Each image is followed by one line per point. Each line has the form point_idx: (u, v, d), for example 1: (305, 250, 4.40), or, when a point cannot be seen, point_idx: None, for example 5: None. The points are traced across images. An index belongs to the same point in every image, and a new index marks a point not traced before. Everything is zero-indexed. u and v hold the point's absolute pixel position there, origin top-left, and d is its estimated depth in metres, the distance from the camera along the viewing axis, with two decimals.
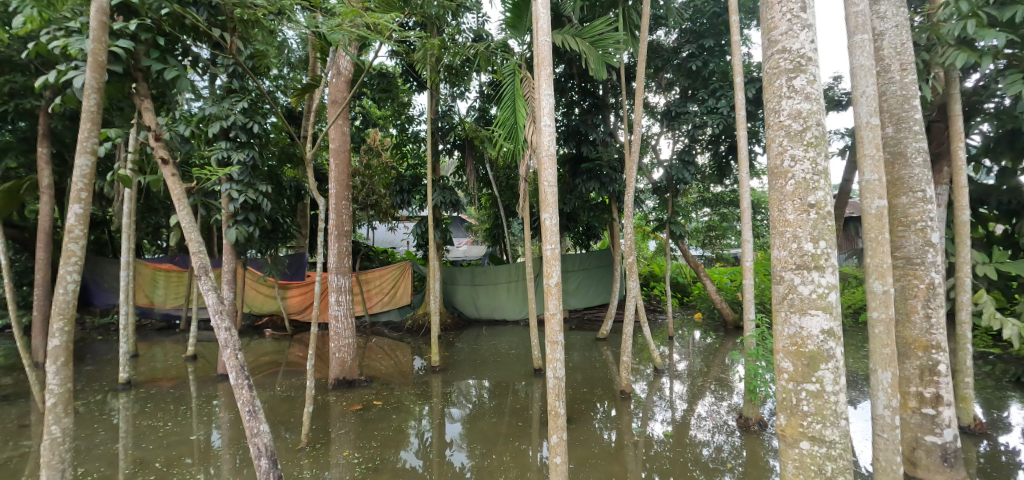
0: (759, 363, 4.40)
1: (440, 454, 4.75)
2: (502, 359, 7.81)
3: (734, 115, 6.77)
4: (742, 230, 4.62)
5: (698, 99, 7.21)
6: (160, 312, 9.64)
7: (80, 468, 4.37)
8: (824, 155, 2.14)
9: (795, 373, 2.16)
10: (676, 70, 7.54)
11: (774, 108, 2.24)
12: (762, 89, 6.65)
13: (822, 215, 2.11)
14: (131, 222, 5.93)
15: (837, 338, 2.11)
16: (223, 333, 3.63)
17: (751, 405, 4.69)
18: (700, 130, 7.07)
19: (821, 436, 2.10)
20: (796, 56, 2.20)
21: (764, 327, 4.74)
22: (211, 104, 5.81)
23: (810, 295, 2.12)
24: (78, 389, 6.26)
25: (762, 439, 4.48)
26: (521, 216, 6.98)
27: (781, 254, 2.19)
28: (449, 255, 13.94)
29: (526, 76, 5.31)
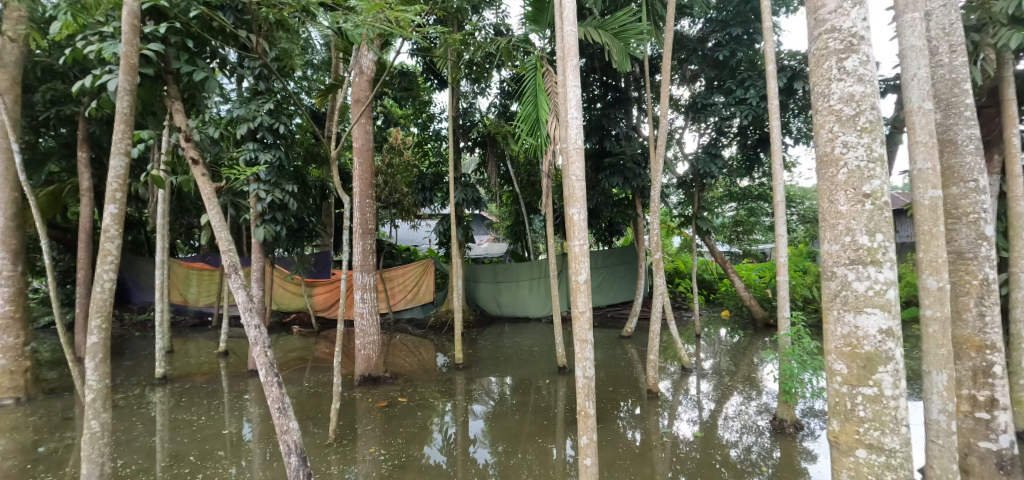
0: (795, 364, 4.29)
1: (464, 451, 4.79)
2: (525, 357, 7.78)
3: (763, 106, 6.55)
4: (775, 224, 4.48)
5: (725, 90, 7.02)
6: (193, 310, 9.88)
7: (120, 460, 4.53)
8: (879, 141, 2.04)
9: (849, 376, 2.06)
10: (702, 60, 7.41)
11: (822, 92, 2.14)
12: (794, 78, 6.50)
13: (879, 206, 2.01)
14: (165, 222, 6.08)
15: (897, 338, 2.01)
16: (254, 330, 3.70)
17: (787, 406, 4.54)
18: (728, 122, 6.94)
19: (880, 444, 2.00)
20: (848, 35, 2.09)
21: (800, 326, 4.58)
22: (239, 106, 5.94)
23: (867, 292, 2.02)
24: (117, 383, 6.47)
25: (797, 441, 4.35)
26: (544, 213, 6.93)
27: (832, 248, 2.10)
28: (470, 253, 14.08)
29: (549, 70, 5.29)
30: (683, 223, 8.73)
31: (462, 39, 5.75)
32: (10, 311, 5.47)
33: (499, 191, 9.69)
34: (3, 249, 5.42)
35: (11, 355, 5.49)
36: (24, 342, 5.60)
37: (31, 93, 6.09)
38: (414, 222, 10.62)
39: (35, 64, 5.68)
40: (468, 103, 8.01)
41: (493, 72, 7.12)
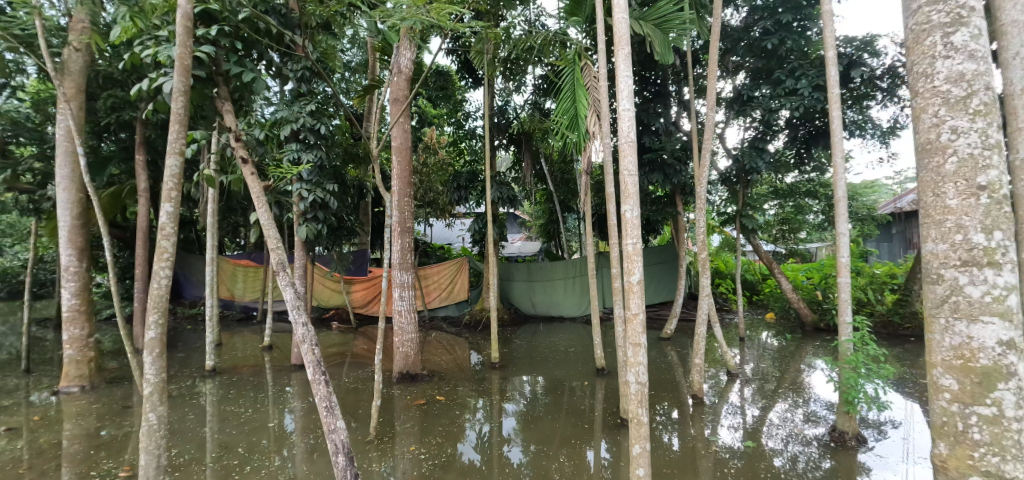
0: (858, 371, 4.08)
1: (499, 450, 4.82)
2: (561, 357, 7.71)
3: (816, 96, 6.33)
4: (837, 221, 4.27)
5: (773, 80, 6.80)
6: (239, 305, 10.25)
7: (174, 449, 4.74)
8: (995, 125, 1.87)
9: (960, 392, 1.87)
10: (747, 51, 7.18)
11: (925, 71, 1.99)
12: (852, 65, 6.33)
13: (997, 200, 1.84)
14: (215, 221, 6.29)
15: (1019, 351, 1.81)
16: (302, 329, 3.83)
17: (848, 417, 4.31)
18: (774, 115, 6.71)
19: (997, 471, 1.80)
20: (955, 7, 1.95)
21: (866, 331, 4.35)
22: (282, 108, 6.14)
23: (983, 298, 1.84)
24: (171, 374, 6.78)
25: (856, 454, 4.14)
26: (585, 209, 7.01)
27: (938, 247, 1.93)
28: (504, 251, 14.07)
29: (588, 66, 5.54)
30: (725, 222, 8.47)
31: (500, 34, 5.89)
32: (76, 304, 5.77)
33: (534, 190, 9.59)
34: (70, 246, 5.73)
35: (77, 346, 5.81)
36: (88, 333, 5.92)
37: (95, 101, 6.39)
38: (449, 220, 10.66)
39: (97, 72, 5.97)
40: (503, 100, 7.96)
41: (528, 68, 7.07)
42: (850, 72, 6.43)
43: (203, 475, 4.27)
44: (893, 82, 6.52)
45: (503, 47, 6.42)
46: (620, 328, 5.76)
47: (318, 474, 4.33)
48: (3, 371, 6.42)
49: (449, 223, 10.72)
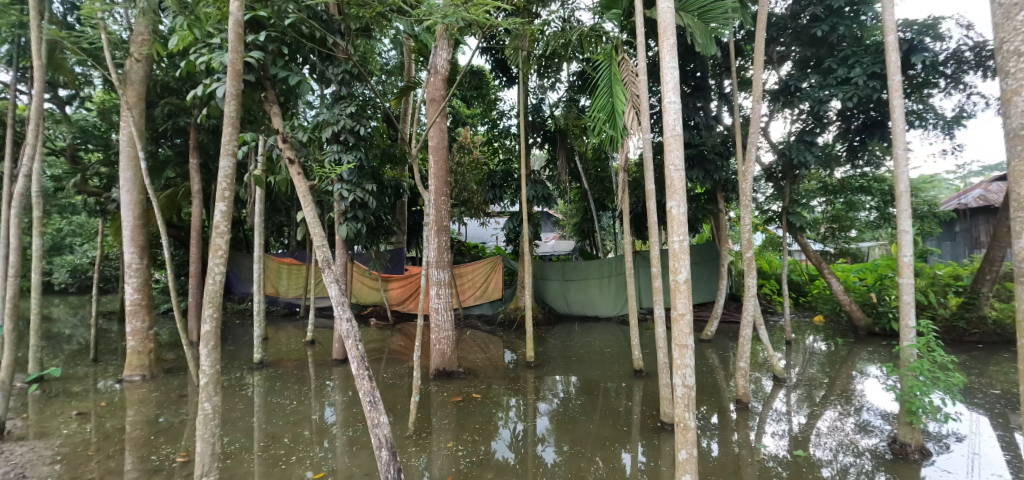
0: (924, 381, 3.86)
1: (533, 449, 4.82)
2: (598, 358, 7.63)
3: (870, 86, 6.15)
4: (900, 218, 4.09)
5: (822, 70, 6.61)
6: (283, 301, 10.60)
7: (226, 438, 4.95)
8: None
9: None
10: (794, 40, 6.91)
11: None
12: (913, 50, 6.02)
13: None
14: (262, 220, 6.49)
15: None
16: (346, 325, 4.13)
17: (909, 429, 4.10)
18: (824, 106, 6.52)
19: None
20: None
21: (931, 337, 4.12)
22: (324, 111, 6.28)
23: None
24: (223, 365, 7.08)
25: (918, 469, 3.92)
26: (622, 207, 6.91)
27: None
28: (538, 250, 14.03)
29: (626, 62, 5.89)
30: (769, 220, 8.15)
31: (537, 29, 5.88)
32: (138, 299, 6.02)
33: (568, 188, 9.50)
34: (132, 244, 5.96)
35: (138, 337, 6.13)
36: (149, 326, 6.21)
37: (153, 108, 6.70)
38: (483, 220, 10.67)
39: (155, 81, 6.28)
40: (537, 99, 7.91)
41: (564, 65, 7.01)
42: (910, 59, 6.15)
43: (252, 464, 4.52)
44: (957, 69, 6.29)
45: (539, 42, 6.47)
46: (661, 329, 5.70)
47: (358, 466, 4.53)
48: (74, 360, 6.83)
49: (482, 222, 10.75)
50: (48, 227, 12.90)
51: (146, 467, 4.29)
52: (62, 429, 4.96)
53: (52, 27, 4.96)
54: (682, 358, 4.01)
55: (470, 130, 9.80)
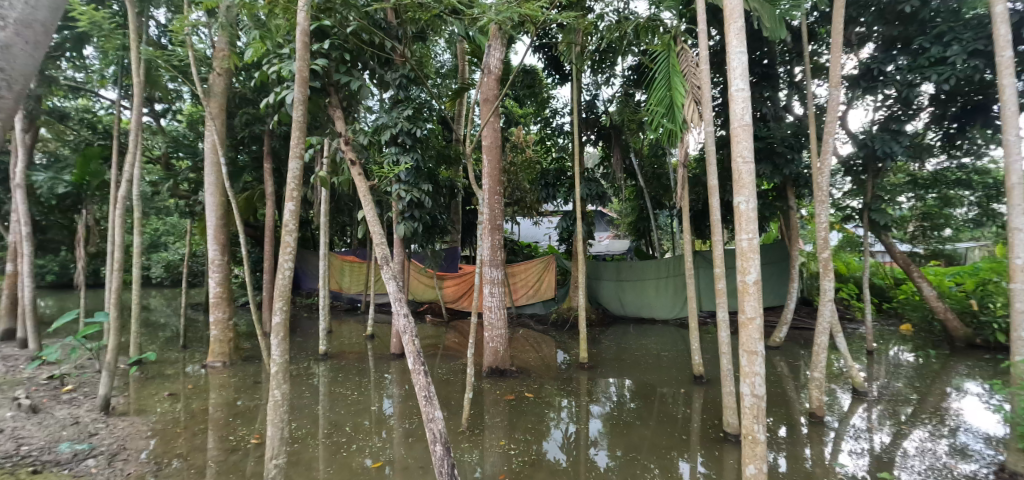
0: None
1: (585, 452, 4.79)
2: (655, 361, 7.44)
3: (972, 65, 5.61)
4: (1011, 207, 3.77)
5: (912, 50, 6.11)
6: (347, 297, 11.09)
7: (294, 424, 5.28)
8: None
9: None
10: (879, 18, 6.43)
11: None
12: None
13: None
14: (327, 219, 6.79)
15: None
16: (403, 320, 4.34)
17: (1018, 456, 3.81)
18: (917, 89, 6.01)
19: None
20: None
21: None
22: (383, 114, 6.53)
23: None
24: (291, 356, 7.52)
25: None
26: (681, 206, 6.69)
27: None
28: (593, 250, 13.83)
29: (683, 52, 5.84)
30: (845, 218, 7.56)
31: (591, 22, 5.80)
32: (220, 292, 6.41)
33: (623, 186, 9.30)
34: (215, 241, 6.38)
35: (220, 327, 6.58)
36: (229, 317, 6.64)
37: (233, 118, 7.22)
38: (536, 219, 10.65)
39: (235, 92, 6.79)
40: (591, 95, 7.79)
41: (619, 59, 6.87)
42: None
43: (317, 450, 4.79)
44: None
45: (593, 36, 6.38)
46: (724, 334, 5.46)
47: (415, 457, 4.69)
48: (167, 346, 7.49)
49: (535, 220, 10.73)
50: (147, 226, 14.28)
51: (232, 451, 4.71)
52: (158, 407, 5.50)
53: (148, 46, 5.45)
54: (749, 366, 3.81)
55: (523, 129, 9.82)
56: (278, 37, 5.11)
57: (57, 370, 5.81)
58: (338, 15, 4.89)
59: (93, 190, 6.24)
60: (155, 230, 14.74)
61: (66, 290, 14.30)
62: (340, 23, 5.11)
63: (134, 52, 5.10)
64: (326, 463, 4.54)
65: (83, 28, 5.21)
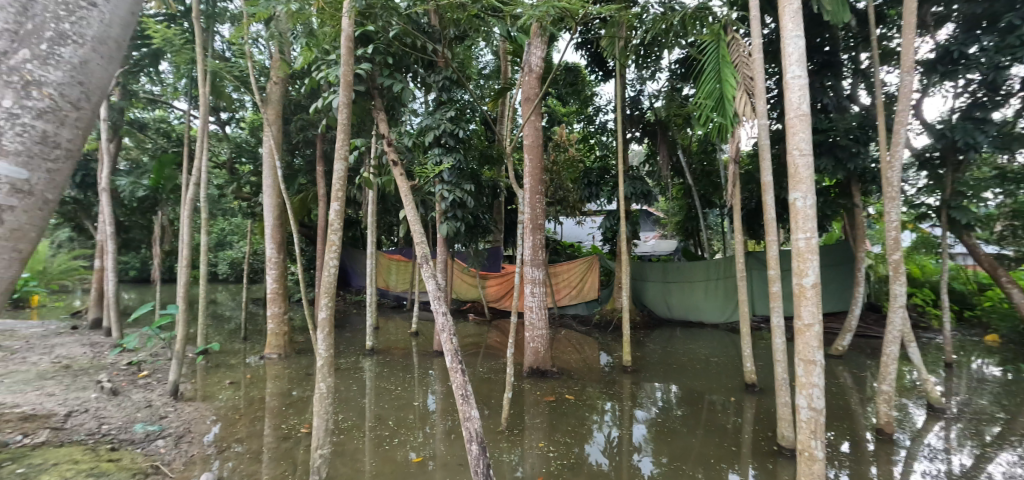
0: None
1: (628, 458, 4.67)
2: (703, 367, 7.13)
3: None
4: None
5: (999, 29, 5.51)
6: (393, 294, 11.46)
7: (340, 416, 5.51)
8: None
9: None
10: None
11: None
12: None
13: None
14: (373, 220, 7.04)
15: None
16: (441, 318, 4.41)
17: None
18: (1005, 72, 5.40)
19: None
20: None
21: None
22: (427, 117, 6.68)
23: None
24: (340, 350, 7.85)
25: None
26: (731, 204, 6.36)
27: None
28: (638, 250, 13.52)
29: (735, 42, 5.57)
30: (920, 216, 6.92)
31: (634, 15, 5.65)
32: (276, 288, 6.82)
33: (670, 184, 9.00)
34: (272, 240, 6.79)
35: (276, 320, 7.00)
36: (284, 311, 7.04)
37: (289, 124, 7.67)
38: (579, 218, 10.54)
39: (290, 100, 7.22)
40: (636, 90, 7.60)
41: (665, 52, 6.64)
42: None
43: (361, 442, 4.96)
44: None
45: (638, 30, 6.20)
46: (779, 341, 5.13)
47: (454, 454, 4.77)
48: (229, 338, 8.04)
49: (579, 220, 10.61)
50: (214, 226, 15.37)
51: (284, 439, 4.99)
52: (220, 395, 5.91)
53: (212, 59, 5.90)
54: (808, 375, 3.75)
55: (566, 128, 9.74)
56: (325, 44, 5.36)
57: (134, 357, 6.39)
58: (380, 21, 5.09)
59: (167, 192, 6.82)
60: (222, 230, 15.80)
61: (144, 285, 15.58)
62: (383, 27, 5.27)
63: (200, 64, 5.49)
64: (368, 456, 4.70)
65: (158, 45, 5.73)
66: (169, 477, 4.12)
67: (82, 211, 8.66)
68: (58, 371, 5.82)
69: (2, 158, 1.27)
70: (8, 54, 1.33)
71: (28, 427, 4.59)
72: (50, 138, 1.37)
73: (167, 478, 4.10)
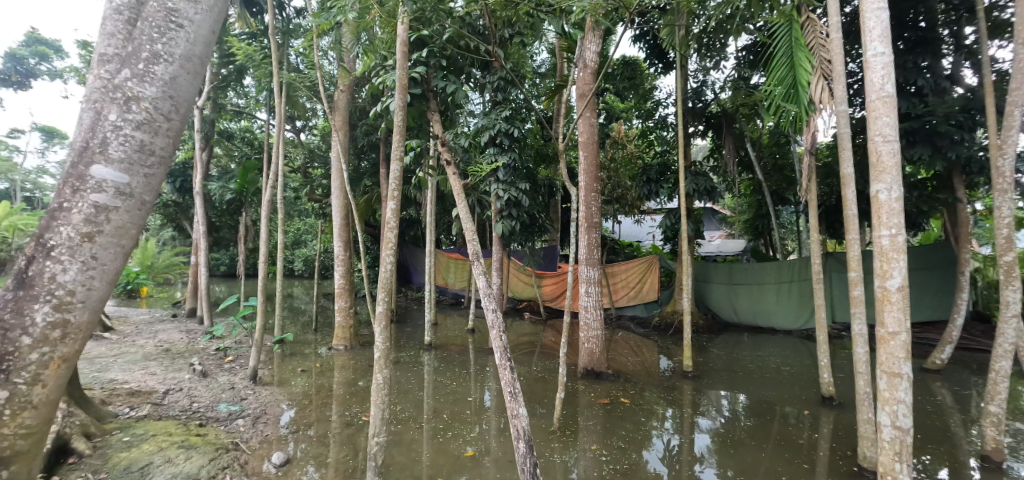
0: None
1: (689, 468, 4.44)
2: (774, 376, 6.62)
3: None
4: None
5: None
6: (452, 292, 11.76)
7: (396, 406, 5.75)
8: None
9: None
10: None
11: None
12: None
13: None
14: (432, 219, 7.27)
15: None
16: (491, 314, 4.45)
17: None
18: None
19: None
20: None
21: None
22: (482, 117, 6.79)
23: None
24: (401, 343, 8.20)
25: None
26: (807, 199, 5.85)
27: None
28: (702, 250, 12.92)
29: (809, 21, 5.10)
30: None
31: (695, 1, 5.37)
32: (343, 283, 7.27)
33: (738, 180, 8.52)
34: (340, 238, 7.24)
35: (343, 314, 7.47)
36: (350, 305, 7.49)
37: (355, 130, 8.20)
38: (638, 217, 10.26)
39: (356, 107, 7.71)
40: (699, 81, 7.25)
41: (731, 39, 6.25)
42: None
43: (418, 433, 5.13)
44: None
45: (700, 17, 5.89)
46: (862, 351, 4.63)
47: (506, 451, 4.80)
48: (301, 329, 8.67)
49: (638, 219, 10.32)
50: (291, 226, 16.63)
51: (347, 425, 5.30)
52: (293, 381, 6.40)
53: (287, 71, 6.43)
54: (892, 391, 3.35)
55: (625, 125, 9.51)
56: (382, 51, 5.61)
57: (221, 344, 7.10)
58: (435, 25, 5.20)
59: (250, 195, 7.50)
60: (298, 230, 17.05)
61: (232, 279, 17.13)
62: (437, 31, 5.38)
63: (275, 75, 5.97)
64: (424, 447, 4.84)
65: (241, 61, 6.35)
66: (246, 453, 4.52)
67: (180, 212, 9.80)
68: (159, 354, 6.59)
69: (113, 164, 2.01)
70: (118, 75, 2.06)
71: (134, 400, 5.19)
72: (149, 146, 2.09)
73: (244, 454, 4.50)
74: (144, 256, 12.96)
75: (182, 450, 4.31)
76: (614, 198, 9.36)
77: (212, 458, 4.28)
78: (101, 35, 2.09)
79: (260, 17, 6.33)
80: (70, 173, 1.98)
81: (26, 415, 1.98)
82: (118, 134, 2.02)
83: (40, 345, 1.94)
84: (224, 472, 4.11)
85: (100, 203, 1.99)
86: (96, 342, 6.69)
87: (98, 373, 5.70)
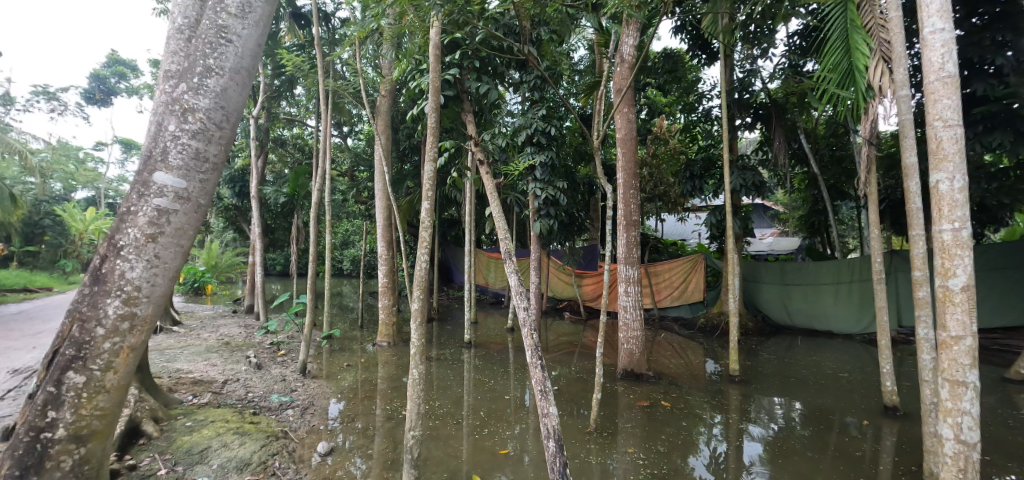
0: None
1: (736, 476, 4.23)
2: (833, 383, 6.17)
3: None
4: None
5: None
6: (493, 291, 11.86)
7: (433, 402, 5.88)
8: None
9: None
10: None
11: None
12: None
13: None
14: (470, 218, 7.36)
15: None
16: (523, 314, 4.38)
17: None
18: None
19: None
20: None
21: None
22: (520, 117, 6.81)
23: None
24: (442, 341, 8.36)
25: None
26: (867, 192, 5.41)
27: None
28: (752, 249, 12.34)
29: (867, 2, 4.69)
30: None
31: None
32: (386, 281, 7.54)
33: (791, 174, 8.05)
34: (383, 239, 7.49)
35: (387, 311, 7.73)
36: (393, 302, 7.74)
37: (397, 133, 8.51)
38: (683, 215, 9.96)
39: (397, 111, 7.99)
40: (747, 70, 6.90)
41: (782, 23, 5.90)
42: None
43: (455, 429, 5.19)
44: None
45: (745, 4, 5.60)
46: (926, 357, 4.22)
47: (539, 451, 4.77)
48: (347, 326, 9.05)
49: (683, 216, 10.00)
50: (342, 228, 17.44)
51: (387, 417, 5.50)
52: (339, 375, 6.69)
53: (332, 80, 6.75)
54: (955, 401, 2.97)
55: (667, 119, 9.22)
56: (417, 55, 5.72)
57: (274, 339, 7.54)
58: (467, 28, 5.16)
59: (301, 198, 7.93)
60: (348, 231, 17.89)
61: (286, 277, 18.05)
62: (470, 33, 5.37)
63: (322, 84, 6.30)
64: (460, 443, 4.90)
65: (290, 72, 6.75)
66: (294, 442, 4.75)
67: (239, 214, 10.50)
68: (219, 347, 7.09)
69: (172, 171, 2.46)
70: (176, 90, 2.49)
71: (197, 389, 5.60)
72: (202, 154, 2.52)
73: (292, 442, 4.74)
74: (209, 257, 13.95)
75: (236, 435, 4.60)
76: (657, 195, 9.14)
77: (263, 444, 4.54)
78: (166, 53, 2.56)
79: (308, 30, 6.70)
80: (139, 180, 2.45)
81: (100, 399, 2.44)
82: (177, 143, 2.45)
83: (111, 335, 2.39)
84: (273, 457, 4.35)
85: (162, 207, 2.44)
86: (165, 336, 7.27)
87: (167, 363, 6.21)
